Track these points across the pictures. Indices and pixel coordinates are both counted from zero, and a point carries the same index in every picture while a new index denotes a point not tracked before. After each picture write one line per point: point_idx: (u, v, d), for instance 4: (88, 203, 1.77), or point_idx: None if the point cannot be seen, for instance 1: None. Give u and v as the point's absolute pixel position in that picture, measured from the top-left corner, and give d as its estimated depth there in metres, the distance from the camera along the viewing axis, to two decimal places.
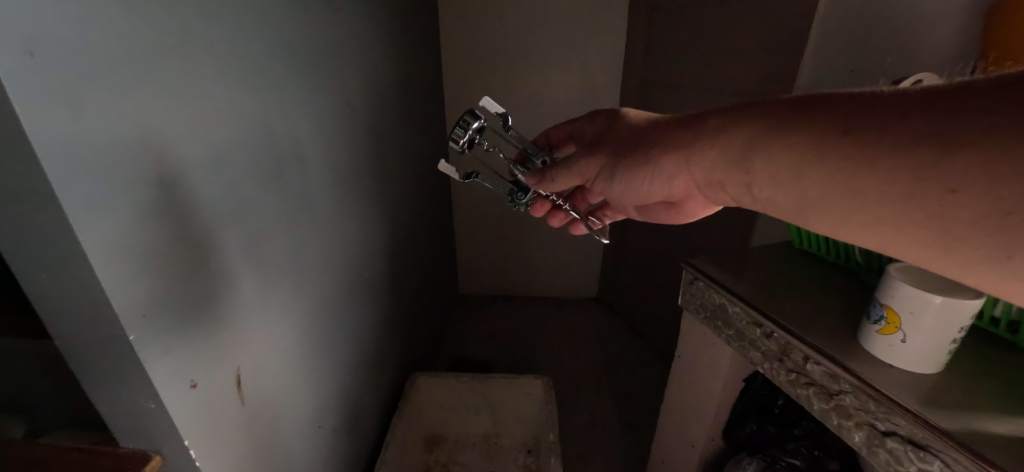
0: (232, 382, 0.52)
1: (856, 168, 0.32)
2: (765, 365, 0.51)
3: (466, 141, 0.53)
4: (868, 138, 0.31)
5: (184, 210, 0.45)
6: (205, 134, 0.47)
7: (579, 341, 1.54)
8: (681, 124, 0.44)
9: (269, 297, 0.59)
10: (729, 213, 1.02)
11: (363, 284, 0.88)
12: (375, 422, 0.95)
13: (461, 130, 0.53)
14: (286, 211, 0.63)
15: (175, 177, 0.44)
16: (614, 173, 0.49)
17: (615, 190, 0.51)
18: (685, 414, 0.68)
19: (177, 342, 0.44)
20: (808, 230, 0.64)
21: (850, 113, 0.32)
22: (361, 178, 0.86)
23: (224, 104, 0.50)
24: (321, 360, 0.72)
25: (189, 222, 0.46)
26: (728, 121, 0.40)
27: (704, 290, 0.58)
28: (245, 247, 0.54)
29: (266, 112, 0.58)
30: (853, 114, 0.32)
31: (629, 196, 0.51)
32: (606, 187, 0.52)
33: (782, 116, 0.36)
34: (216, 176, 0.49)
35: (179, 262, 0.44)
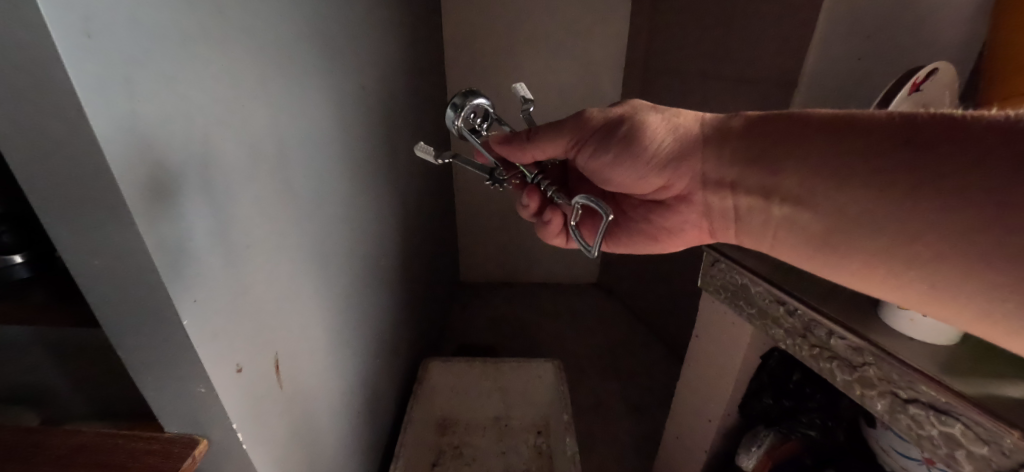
0: (271, 367, 0.52)
1: (897, 190, 0.35)
2: (788, 341, 0.53)
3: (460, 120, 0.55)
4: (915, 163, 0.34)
5: (221, 200, 0.45)
6: (239, 122, 0.47)
7: (582, 324, 1.57)
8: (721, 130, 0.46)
9: (298, 285, 0.59)
10: None
11: (378, 272, 0.88)
12: (392, 407, 0.96)
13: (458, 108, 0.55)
14: (311, 200, 0.63)
15: (213, 166, 0.44)
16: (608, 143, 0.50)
17: (602, 159, 0.52)
18: (701, 390, 0.71)
19: (222, 328, 0.44)
20: None
21: (897, 140, 0.35)
22: (375, 166, 0.86)
23: (254, 91, 0.50)
24: (346, 347, 0.73)
25: (227, 212, 0.46)
26: (766, 130, 0.43)
27: (726, 270, 0.60)
28: (276, 234, 0.54)
29: (290, 100, 0.57)
30: (900, 142, 0.35)
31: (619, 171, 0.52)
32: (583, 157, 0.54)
33: (824, 131, 0.39)
34: (250, 165, 0.49)
35: (222, 248, 0.45)
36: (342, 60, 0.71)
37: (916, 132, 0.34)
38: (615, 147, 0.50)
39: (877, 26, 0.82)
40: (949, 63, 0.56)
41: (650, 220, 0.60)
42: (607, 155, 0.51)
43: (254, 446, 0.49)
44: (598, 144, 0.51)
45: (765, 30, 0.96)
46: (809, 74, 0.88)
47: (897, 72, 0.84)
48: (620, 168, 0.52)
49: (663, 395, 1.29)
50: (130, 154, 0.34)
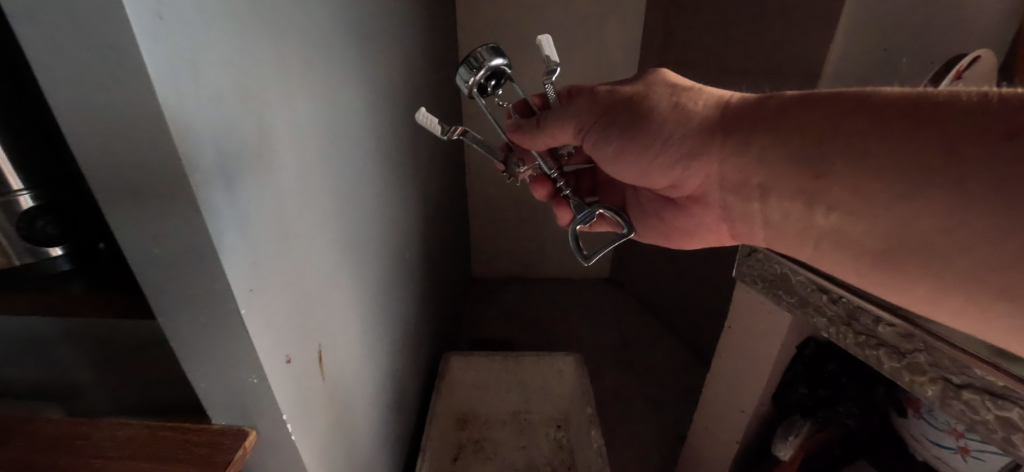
0: (315, 358, 0.52)
1: (915, 178, 0.34)
2: (831, 330, 0.54)
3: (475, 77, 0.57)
4: (933, 149, 0.33)
5: (272, 188, 0.44)
6: (287, 111, 0.47)
7: (595, 319, 1.57)
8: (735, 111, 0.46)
9: (337, 276, 0.59)
10: None
11: (404, 265, 0.88)
12: (416, 402, 0.96)
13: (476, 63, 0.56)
14: (348, 192, 0.63)
15: (265, 155, 0.43)
16: (618, 127, 0.52)
17: (611, 143, 0.53)
18: (733, 381, 0.71)
19: (274, 319, 0.44)
20: None
21: (919, 125, 0.34)
22: (401, 160, 0.85)
23: (300, 80, 0.49)
24: (377, 340, 0.73)
25: (277, 201, 0.45)
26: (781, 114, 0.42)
27: (765, 260, 0.60)
28: (318, 225, 0.54)
29: (331, 90, 0.57)
30: (923, 128, 0.34)
31: (630, 157, 0.53)
32: (593, 140, 0.55)
33: (842, 115, 0.38)
34: (296, 155, 0.49)
35: (273, 237, 0.44)
36: (373, 52, 0.71)
37: (938, 114, 0.33)
38: (628, 130, 0.51)
39: (905, 18, 0.82)
40: (992, 52, 0.56)
41: (663, 219, 0.64)
42: (622, 140, 0.52)
43: (302, 437, 0.49)
44: (611, 126, 0.52)
45: (788, 22, 0.95)
46: (834, 66, 0.88)
47: (925, 64, 0.84)
48: (629, 151, 0.53)
49: (681, 390, 1.29)
50: (196, 139, 0.34)
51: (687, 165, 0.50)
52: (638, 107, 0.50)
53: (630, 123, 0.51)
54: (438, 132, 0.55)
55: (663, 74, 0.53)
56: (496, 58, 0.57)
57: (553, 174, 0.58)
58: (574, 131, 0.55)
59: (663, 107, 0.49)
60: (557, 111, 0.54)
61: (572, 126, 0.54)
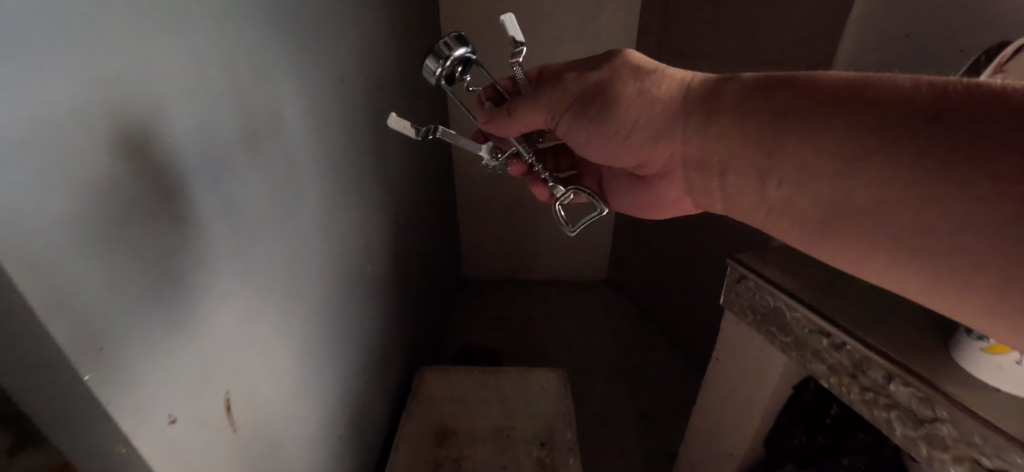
0: (221, 406, 0.44)
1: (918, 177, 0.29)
2: (832, 380, 0.44)
3: (442, 72, 0.48)
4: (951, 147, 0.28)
5: (158, 210, 0.35)
6: (174, 104, 0.36)
7: (589, 324, 1.49)
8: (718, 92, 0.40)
9: (261, 305, 0.51)
10: None
11: (365, 279, 0.80)
12: (382, 421, 0.90)
13: (440, 55, 0.48)
14: (277, 205, 0.53)
15: (146, 169, 0.33)
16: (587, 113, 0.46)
17: (581, 131, 0.47)
18: (721, 418, 0.62)
19: (150, 373, 0.35)
20: None
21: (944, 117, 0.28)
22: (362, 164, 0.77)
23: (200, 76, 0.40)
24: (322, 367, 0.66)
25: (170, 225, 0.36)
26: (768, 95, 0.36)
27: (755, 290, 0.51)
28: (232, 249, 0.45)
29: (252, 83, 0.48)
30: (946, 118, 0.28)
31: (600, 145, 0.48)
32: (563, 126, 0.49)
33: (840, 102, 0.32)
34: (200, 166, 0.40)
35: (154, 271, 0.35)
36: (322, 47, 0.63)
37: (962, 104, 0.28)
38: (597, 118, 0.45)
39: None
40: None
41: (635, 194, 0.57)
42: (591, 129, 0.47)
43: None
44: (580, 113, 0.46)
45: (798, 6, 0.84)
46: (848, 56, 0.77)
47: None
48: (599, 139, 0.47)
49: (676, 403, 1.21)
50: (8, 157, 0.24)
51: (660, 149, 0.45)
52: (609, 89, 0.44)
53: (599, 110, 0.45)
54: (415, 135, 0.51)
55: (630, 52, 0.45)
56: (464, 45, 0.48)
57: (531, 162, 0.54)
58: (543, 116, 0.48)
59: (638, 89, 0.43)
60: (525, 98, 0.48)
61: (541, 110, 0.48)
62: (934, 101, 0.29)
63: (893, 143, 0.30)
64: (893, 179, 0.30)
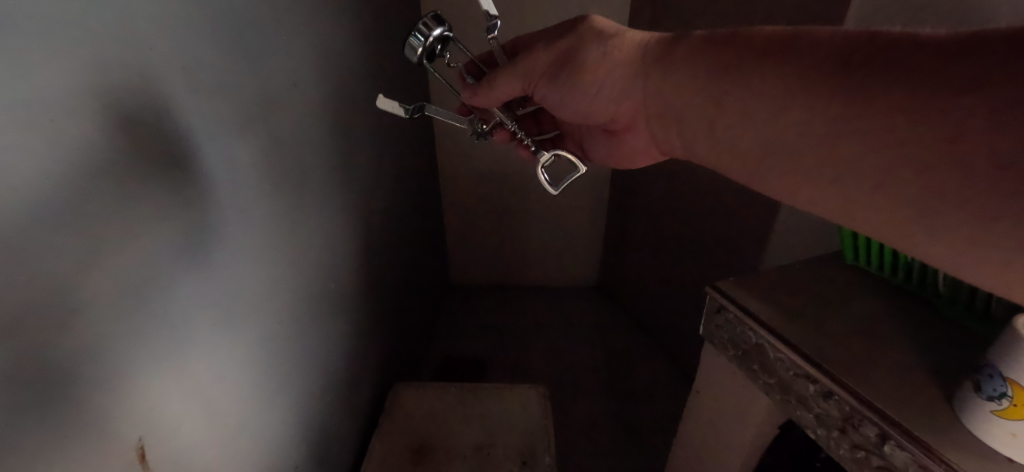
0: (134, 459, 0.34)
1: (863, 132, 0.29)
2: (818, 431, 0.39)
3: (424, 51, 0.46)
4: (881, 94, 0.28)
5: (69, 224, 0.28)
6: (74, 63, 0.28)
7: (578, 334, 1.44)
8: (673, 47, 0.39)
9: (213, 331, 0.44)
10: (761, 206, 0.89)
11: (331, 295, 0.76)
12: (350, 443, 0.85)
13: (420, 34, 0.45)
14: (221, 210, 0.44)
15: (52, 173, 0.26)
16: (559, 76, 0.46)
17: (556, 94, 0.47)
18: (701, 455, 0.57)
19: (19, 424, 0.26)
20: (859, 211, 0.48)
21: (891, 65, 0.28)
22: (331, 175, 0.72)
23: (138, 65, 0.33)
24: (279, 397, 0.60)
25: (50, 218, 0.26)
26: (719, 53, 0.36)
27: (735, 324, 0.46)
28: (162, 259, 0.36)
29: (192, 58, 0.39)
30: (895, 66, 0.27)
31: (571, 106, 0.48)
32: (538, 91, 0.49)
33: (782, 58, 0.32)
34: (128, 138, 0.32)
35: (26, 284, 0.25)
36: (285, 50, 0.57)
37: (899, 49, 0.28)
38: (568, 81, 0.45)
39: None
40: None
41: (608, 149, 0.56)
42: (563, 92, 0.47)
43: None
44: (552, 77, 0.46)
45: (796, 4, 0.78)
46: None
47: None
48: (571, 101, 0.47)
49: (666, 419, 1.16)
50: None
51: (623, 105, 0.46)
52: (580, 51, 0.44)
53: (570, 74, 0.45)
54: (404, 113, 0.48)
55: (595, 18, 0.45)
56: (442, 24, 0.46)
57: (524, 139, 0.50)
58: (521, 83, 0.47)
59: (609, 50, 0.43)
60: (502, 67, 0.47)
61: (519, 77, 0.47)
62: (870, 44, 0.29)
63: (842, 96, 0.29)
64: (846, 125, 0.29)
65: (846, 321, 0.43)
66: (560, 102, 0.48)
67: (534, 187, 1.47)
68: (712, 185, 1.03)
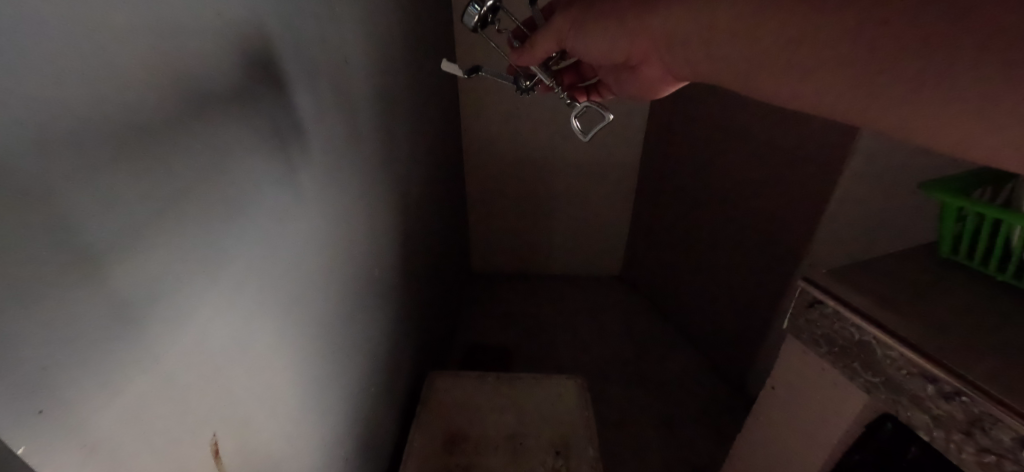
0: (208, 451, 0.36)
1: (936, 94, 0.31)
2: (934, 433, 0.37)
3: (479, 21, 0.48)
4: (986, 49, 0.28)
5: (110, 219, 0.26)
6: (162, 75, 0.29)
7: (603, 324, 1.42)
8: None
9: (255, 328, 0.42)
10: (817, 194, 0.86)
11: (375, 284, 0.73)
12: (388, 433, 0.83)
13: (474, 9, 0.48)
14: (279, 202, 0.44)
15: (88, 166, 0.24)
16: (592, 24, 0.47)
17: (588, 45, 0.49)
18: (773, 452, 0.56)
19: (116, 427, 0.27)
20: (954, 198, 0.44)
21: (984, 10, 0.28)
22: (374, 158, 0.69)
23: (177, 46, 0.30)
24: (325, 388, 0.57)
25: (145, 231, 0.28)
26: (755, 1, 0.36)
27: (833, 319, 0.43)
28: (227, 257, 0.37)
29: (255, 51, 0.39)
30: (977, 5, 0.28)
31: (601, 50, 0.49)
32: (575, 46, 0.49)
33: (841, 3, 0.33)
34: (202, 143, 0.33)
35: (120, 296, 0.27)
36: (331, 24, 0.53)
37: None
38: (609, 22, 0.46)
39: None
40: None
41: (635, 82, 0.57)
42: (602, 34, 0.47)
43: None
44: (586, 26, 0.47)
45: None
46: None
47: None
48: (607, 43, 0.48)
49: (696, 410, 1.15)
50: None
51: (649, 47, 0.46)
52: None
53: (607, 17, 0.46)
54: (464, 74, 0.55)
55: None
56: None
57: (559, 92, 0.53)
58: (555, 42, 0.49)
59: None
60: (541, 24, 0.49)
61: (553, 36, 0.48)
62: None
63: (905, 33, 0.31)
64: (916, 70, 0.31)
65: (946, 315, 0.41)
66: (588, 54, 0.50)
67: (559, 175, 1.44)
68: (756, 175, 1.00)
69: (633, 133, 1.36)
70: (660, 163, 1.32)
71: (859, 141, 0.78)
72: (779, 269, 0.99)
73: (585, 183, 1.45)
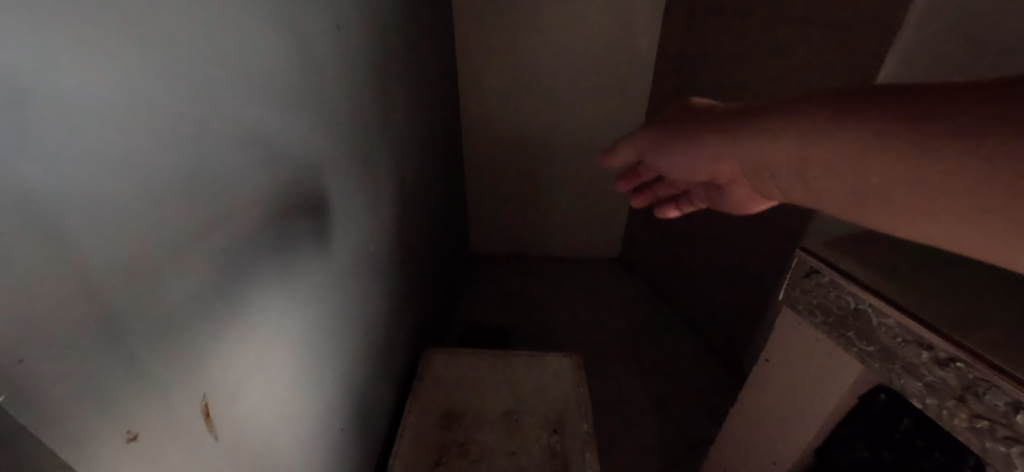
0: (201, 412, 0.36)
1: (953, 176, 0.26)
2: (927, 400, 0.37)
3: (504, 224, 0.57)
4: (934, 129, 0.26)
5: (87, 167, 0.25)
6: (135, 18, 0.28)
7: (601, 305, 1.42)
8: (754, 112, 0.36)
9: (250, 293, 0.41)
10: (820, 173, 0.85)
11: (372, 258, 0.72)
12: (385, 408, 0.84)
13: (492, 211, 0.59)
14: (273, 166, 0.44)
15: (46, 109, 0.23)
16: (659, 140, 0.44)
17: (661, 161, 0.46)
18: (766, 423, 0.56)
19: (104, 379, 0.27)
20: None
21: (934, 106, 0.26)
22: (371, 131, 0.68)
23: None
24: (323, 359, 0.57)
25: (129, 180, 0.27)
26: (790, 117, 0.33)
27: (829, 288, 0.43)
28: (220, 215, 0.36)
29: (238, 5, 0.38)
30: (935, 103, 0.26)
31: (673, 167, 0.45)
32: (653, 163, 0.47)
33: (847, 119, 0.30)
34: (188, 94, 0.32)
35: (102, 243, 0.26)
36: None
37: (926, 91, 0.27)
38: (676, 132, 0.43)
39: None
40: None
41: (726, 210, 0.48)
42: (666, 146, 0.44)
43: None
44: (656, 137, 0.45)
45: None
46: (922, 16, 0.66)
47: None
48: (674, 159, 0.44)
49: (692, 391, 1.15)
50: None
51: (714, 162, 0.40)
52: (681, 112, 0.44)
53: (671, 130, 0.43)
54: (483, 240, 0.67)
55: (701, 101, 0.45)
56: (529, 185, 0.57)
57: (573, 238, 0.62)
58: (634, 153, 0.48)
59: (692, 118, 0.42)
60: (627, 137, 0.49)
61: (632, 148, 0.48)
62: (897, 87, 0.28)
63: (871, 130, 0.28)
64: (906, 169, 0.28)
65: (941, 283, 0.41)
66: (669, 171, 0.46)
67: (559, 155, 1.42)
68: (757, 155, 0.99)
69: (634, 113, 1.34)
70: None
71: None
72: (778, 249, 0.98)
73: (585, 164, 1.44)
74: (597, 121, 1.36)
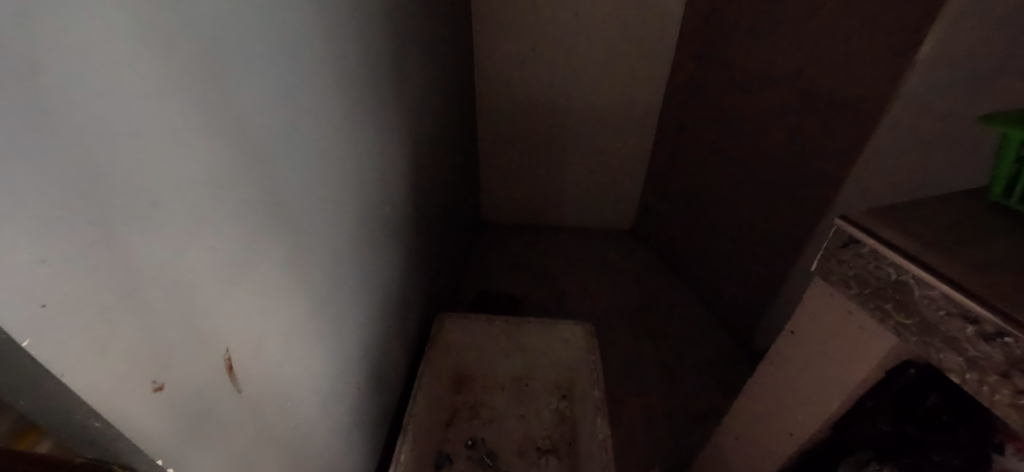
0: (223, 366, 0.35)
1: None
2: (966, 375, 0.36)
3: None
4: None
5: (100, 107, 0.23)
6: None
7: (612, 275, 1.41)
8: None
9: (265, 248, 0.39)
10: (853, 143, 0.81)
11: (387, 221, 0.71)
12: (398, 369, 0.84)
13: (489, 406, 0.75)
14: (291, 117, 0.42)
15: (53, 37, 0.21)
16: None
17: None
18: (785, 395, 0.55)
19: (129, 327, 0.27)
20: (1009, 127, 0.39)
21: None
22: (386, 87, 0.65)
23: None
24: (340, 317, 0.57)
25: (147, 124, 0.26)
26: None
27: (868, 259, 0.41)
28: (238, 165, 0.34)
29: None
30: None
31: None
32: None
33: None
34: (204, 32, 0.30)
35: (126, 186, 0.25)
36: None
37: None
38: None
39: None
40: None
41: None
42: None
43: None
44: None
45: None
46: None
47: None
48: None
49: (701, 362, 1.15)
50: None
51: None
52: None
53: None
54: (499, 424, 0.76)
55: None
56: None
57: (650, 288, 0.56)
58: None
59: None
60: None
61: None
62: None
63: None
64: None
65: (990, 255, 0.39)
66: None
67: (576, 122, 1.38)
68: (786, 124, 0.94)
69: (656, 77, 1.28)
70: (684, 112, 1.25)
71: (905, 85, 0.71)
72: (801, 223, 0.95)
73: (601, 132, 1.40)
74: (616, 87, 1.30)
